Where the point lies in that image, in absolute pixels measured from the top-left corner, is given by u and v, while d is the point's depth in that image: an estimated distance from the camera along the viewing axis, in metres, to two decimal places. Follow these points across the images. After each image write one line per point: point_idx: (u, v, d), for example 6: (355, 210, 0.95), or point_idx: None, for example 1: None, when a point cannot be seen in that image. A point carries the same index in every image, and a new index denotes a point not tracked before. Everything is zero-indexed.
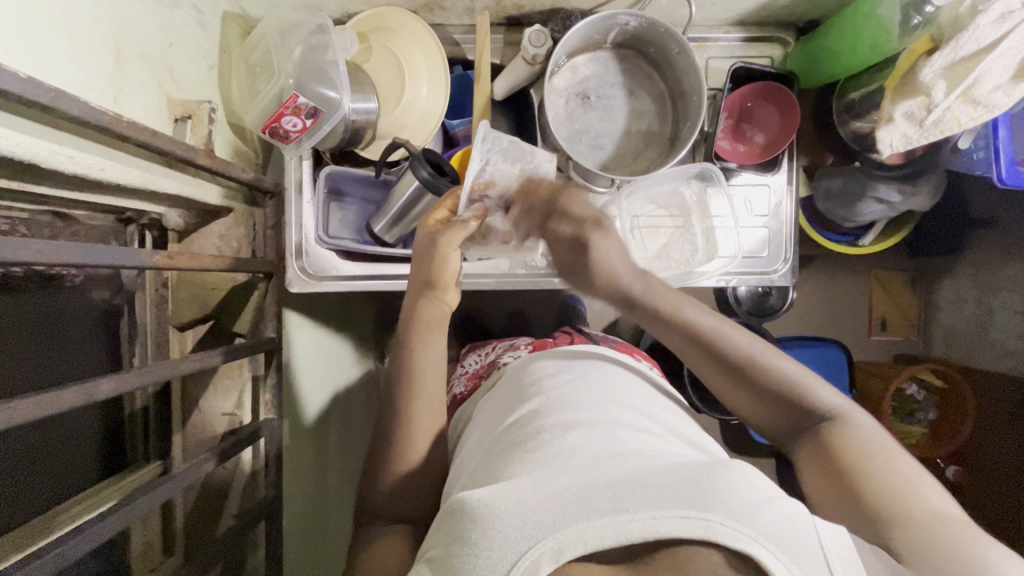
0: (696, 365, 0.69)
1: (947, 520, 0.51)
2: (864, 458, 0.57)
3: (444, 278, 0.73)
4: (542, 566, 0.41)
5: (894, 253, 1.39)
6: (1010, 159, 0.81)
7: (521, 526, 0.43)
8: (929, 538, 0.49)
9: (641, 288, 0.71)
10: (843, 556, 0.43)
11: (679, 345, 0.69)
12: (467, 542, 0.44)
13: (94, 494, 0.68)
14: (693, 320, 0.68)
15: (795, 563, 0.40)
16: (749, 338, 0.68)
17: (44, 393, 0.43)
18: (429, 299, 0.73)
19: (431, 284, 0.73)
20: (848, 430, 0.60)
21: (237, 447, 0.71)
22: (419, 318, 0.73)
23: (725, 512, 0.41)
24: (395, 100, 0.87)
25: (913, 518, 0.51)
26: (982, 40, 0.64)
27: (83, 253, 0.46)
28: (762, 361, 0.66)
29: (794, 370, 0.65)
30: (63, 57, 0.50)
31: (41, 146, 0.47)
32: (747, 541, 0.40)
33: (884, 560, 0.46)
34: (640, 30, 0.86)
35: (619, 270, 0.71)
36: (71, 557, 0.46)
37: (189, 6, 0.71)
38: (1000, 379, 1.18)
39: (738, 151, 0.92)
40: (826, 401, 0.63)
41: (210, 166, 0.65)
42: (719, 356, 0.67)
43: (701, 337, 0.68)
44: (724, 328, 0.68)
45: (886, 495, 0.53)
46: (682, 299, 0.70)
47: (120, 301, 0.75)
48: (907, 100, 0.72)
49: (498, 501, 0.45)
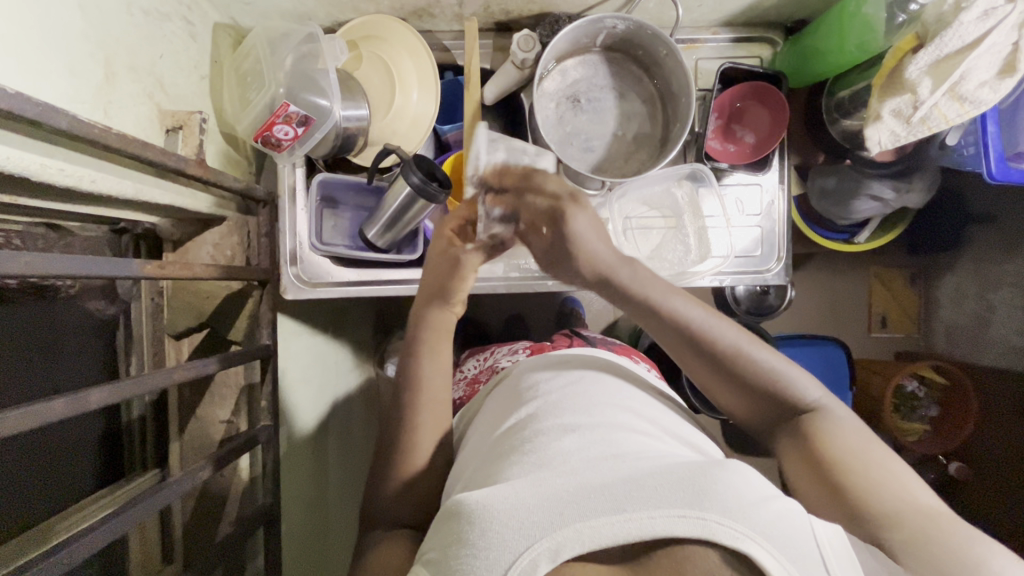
0: (676, 353, 0.68)
1: (930, 513, 0.52)
2: (849, 452, 0.57)
3: (458, 295, 0.74)
4: (540, 565, 0.41)
5: (893, 249, 1.39)
6: (998, 153, 0.81)
7: (520, 526, 0.43)
8: (918, 533, 0.50)
9: (628, 274, 0.69)
10: (839, 554, 0.43)
11: (664, 333, 0.68)
12: (465, 544, 0.44)
13: (93, 503, 0.69)
14: (681, 313, 0.66)
15: (791, 560, 0.41)
16: (736, 332, 0.66)
17: (36, 404, 0.43)
18: (440, 310, 0.74)
19: (446, 301, 0.74)
20: (830, 422, 0.61)
21: (233, 454, 0.71)
22: (424, 329, 0.73)
23: (720, 511, 0.42)
24: (386, 106, 0.87)
25: (897, 513, 0.52)
26: (966, 36, 0.64)
27: (72, 264, 0.47)
28: (747, 355, 0.65)
29: (779, 364, 0.65)
30: (53, 71, 0.51)
31: (30, 160, 0.48)
32: (741, 540, 0.40)
33: (882, 561, 0.47)
34: (628, 33, 0.86)
35: (599, 252, 0.69)
36: (66, 565, 0.46)
37: (178, 18, 0.72)
38: (1000, 374, 1.17)
39: (728, 151, 0.92)
40: (810, 393, 0.64)
41: (201, 177, 0.65)
42: (703, 348, 0.65)
43: (689, 330, 0.66)
44: (712, 321, 0.66)
45: (871, 491, 0.54)
46: (671, 290, 0.68)
47: (116, 312, 0.76)
48: (893, 97, 0.72)
49: (495, 501, 0.46)
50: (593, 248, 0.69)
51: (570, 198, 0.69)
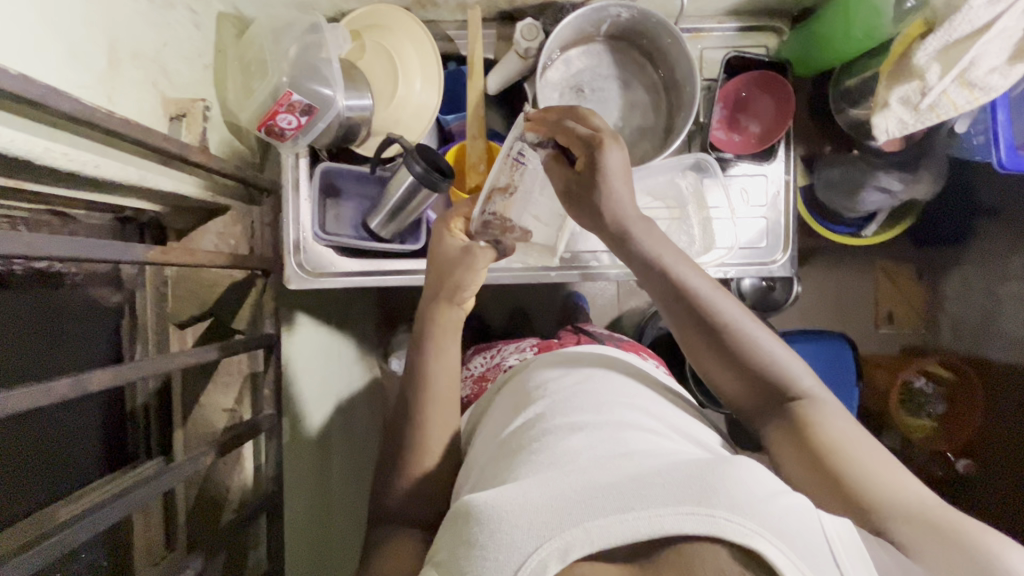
0: (676, 325, 0.68)
1: (939, 507, 0.52)
2: (840, 444, 0.57)
3: (467, 292, 0.74)
4: (549, 567, 0.41)
5: (901, 244, 1.38)
6: (1009, 142, 0.79)
7: (529, 526, 0.43)
8: (930, 530, 0.50)
9: (641, 228, 0.69)
10: (851, 551, 0.43)
11: (665, 299, 0.68)
12: (474, 544, 0.44)
13: (95, 488, 0.69)
14: (687, 280, 0.67)
15: (804, 559, 0.40)
16: (738, 310, 0.66)
17: (34, 385, 0.43)
18: (448, 307, 0.73)
19: (454, 300, 0.73)
20: (818, 411, 0.61)
21: (237, 440, 0.71)
22: (431, 322, 0.73)
23: (730, 508, 0.41)
24: (389, 94, 0.87)
25: (908, 509, 0.52)
26: (976, 21, 0.62)
27: (77, 247, 0.47)
28: (748, 333, 0.65)
29: (778, 347, 0.65)
30: (56, 56, 0.51)
31: (34, 144, 0.49)
32: (752, 537, 0.40)
33: (896, 558, 0.46)
34: (632, 22, 0.85)
35: (627, 195, 0.68)
36: (66, 546, 0.46)
37: (182, 7, 0.72)
38: (1010, 371, 1.16)
39: (733, 140, 0.91)
40: (802, 379, 0.64)
41: (204, 163, 0.65)
42: (704, 322, 0.65)
43: (693, 300, 0.66)
44: (716, 294, 0.67)
45: (882, 486, 0.53)
46: (679, 257, 0.69)
47: (121, 299, 0.76)
48: (902, 85, 0.71)
49: (505, 502, 0.46)
50: (620, 189, 0.68)
51: (612, 135, 0.67)
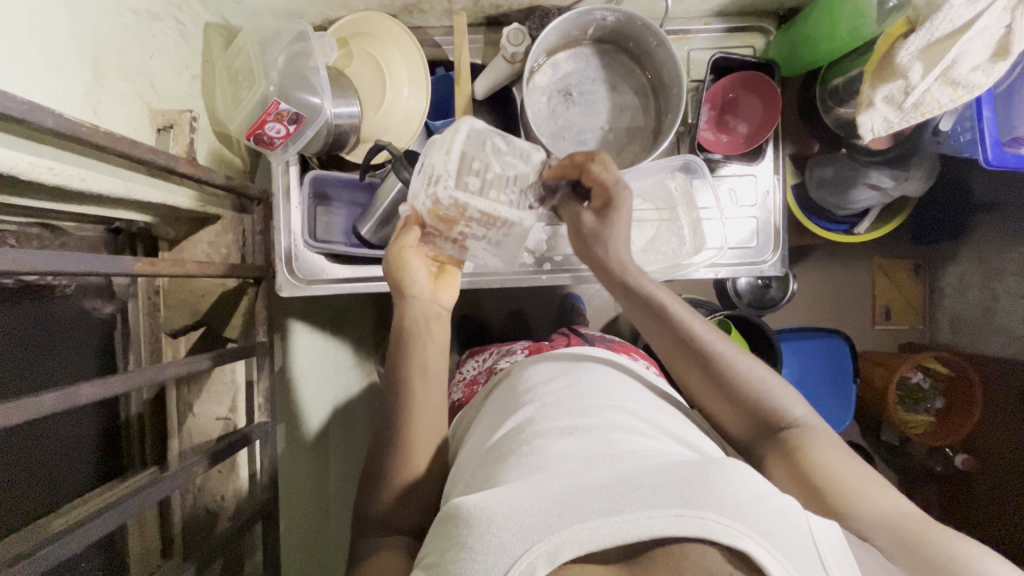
0: (667, 355, 0.70)
1: (922, 519, 0.52)
2: (834, 461, 0.58)
3: (414, 282, 0.71)
4: (538, 568, 0.41)
5: (895, 240, 1.38)
6: (994, 139, 0.79)
7: (517, 530, 0.43)
8: (905, 535, 0.50)
9: (637, 267, 0.74)
10: (838, 553, 0.43)
11: (656, 333, 0.71)
12: (463, 546, 0.44)
13: (88, 500, 0.69)
14: (675, 315, 0.70)
15: (792, 560, 0.40)
16: (725, 341, 0.69)
17: (23, 398, 0.43)
18: (410, 305, 0.71)
19: (401, 294, 0.71)
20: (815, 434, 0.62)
21: (230, 448, 0.71)
22: (405, 326, 0.71)
23: (717, 510, 0.42)
24: (377, 101, 0.87)
25: (888, 517, 0.52)
26: (957, 20, 0.63)
27: (63, 261, 0.47)
28: (735, 362, 0.67)
29: (767, 376, 0.67)
30: (41, 73, 0.52)
31: (19, 159, 0.49)
32: (739, 538, 0.40)
33: (882, 564, 0.47)
34: (617, 25, 0.86)
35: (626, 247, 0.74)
36: (59, 558, 0.47)
37: (168, 18, 0.73)
38: (1008, 365, 1.15)
39: (722, 141, 0.92)
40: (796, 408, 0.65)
41: (192, 174, 0.66)
42: (695, 353, 0.67)
43: (680, 331, 0.69)
44: (700, 326, 0.69)
45: (864, 496, 0.54)
46: (667, 293, 0.72)
47: (113, 310, 0.76)
48: (885, 84, 0.71)
49: (493, 505, 0.46)
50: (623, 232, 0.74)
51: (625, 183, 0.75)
